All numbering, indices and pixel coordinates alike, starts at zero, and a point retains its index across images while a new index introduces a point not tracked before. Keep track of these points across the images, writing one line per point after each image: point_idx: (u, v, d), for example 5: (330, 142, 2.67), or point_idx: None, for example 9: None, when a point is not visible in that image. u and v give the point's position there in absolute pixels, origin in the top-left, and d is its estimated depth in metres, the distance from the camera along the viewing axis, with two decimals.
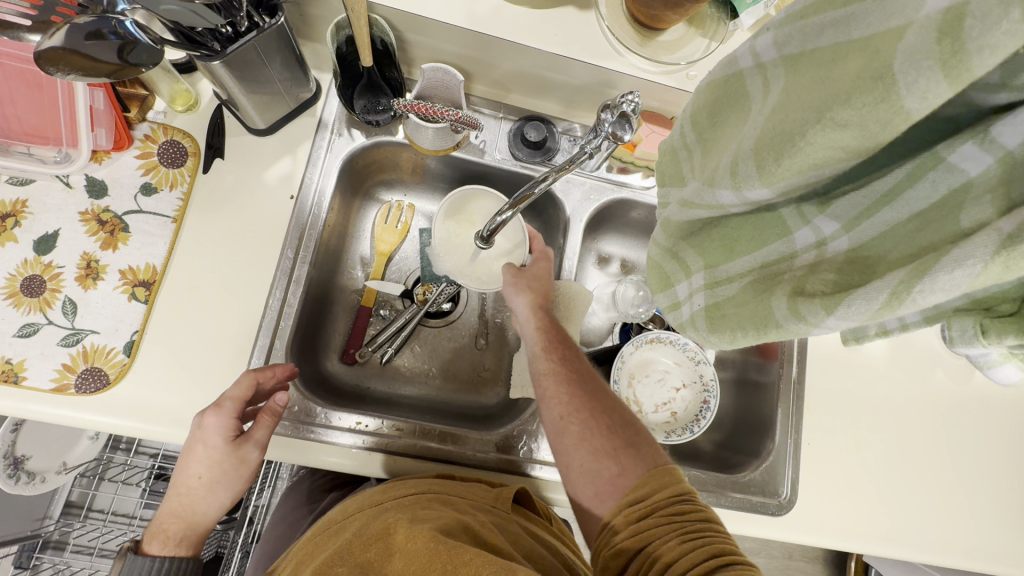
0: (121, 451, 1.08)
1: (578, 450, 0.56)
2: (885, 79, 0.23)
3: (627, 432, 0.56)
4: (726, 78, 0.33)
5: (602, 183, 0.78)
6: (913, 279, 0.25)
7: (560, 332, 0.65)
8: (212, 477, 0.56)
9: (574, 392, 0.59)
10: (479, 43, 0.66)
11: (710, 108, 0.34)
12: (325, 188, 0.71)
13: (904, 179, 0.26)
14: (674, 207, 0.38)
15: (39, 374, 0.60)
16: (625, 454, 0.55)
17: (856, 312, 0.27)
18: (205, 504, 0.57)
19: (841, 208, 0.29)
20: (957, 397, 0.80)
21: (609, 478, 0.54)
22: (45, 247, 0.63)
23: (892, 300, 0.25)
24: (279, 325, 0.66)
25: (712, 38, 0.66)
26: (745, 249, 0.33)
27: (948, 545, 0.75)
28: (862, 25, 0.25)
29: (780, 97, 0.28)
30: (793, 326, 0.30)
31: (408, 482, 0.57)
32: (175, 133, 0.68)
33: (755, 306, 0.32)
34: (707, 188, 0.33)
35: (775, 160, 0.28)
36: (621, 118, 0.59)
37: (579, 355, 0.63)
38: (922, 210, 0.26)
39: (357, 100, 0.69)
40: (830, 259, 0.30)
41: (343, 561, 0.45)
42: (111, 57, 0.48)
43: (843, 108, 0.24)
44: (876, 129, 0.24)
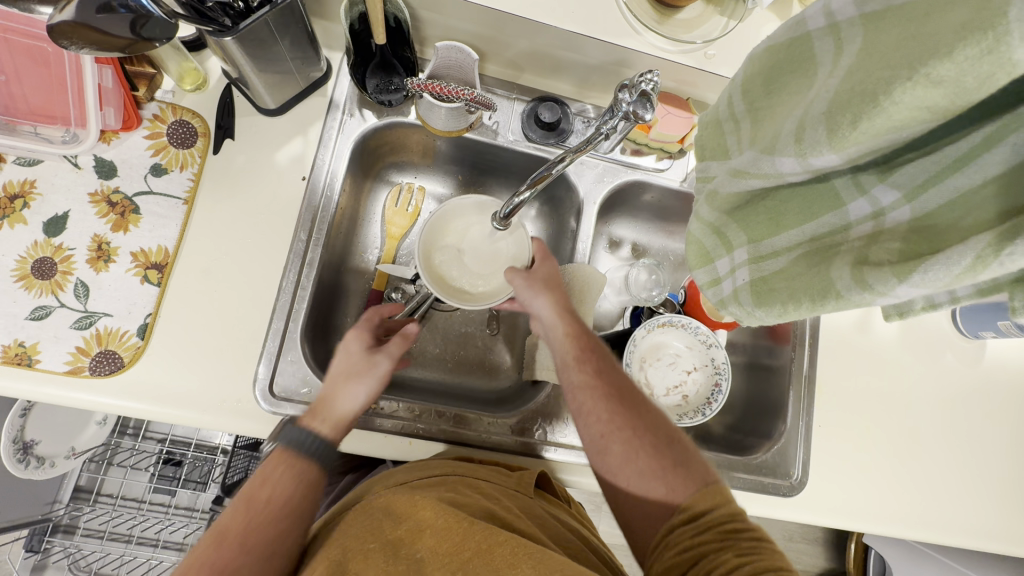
0: (129, 436, 1.08)
1: (625, 473, 0.55)
2: (997, 28, 0.21)
3: (672, 449, 0.55)
4: (790, 43, 0.32)
5: (615, 164, 0.77)
6: (1003, 242, 0.24)
7: (590, 338, 0.64)
8: (349, 374, 0.59)
9: (612, 407, 0.58)
10: (497, 20, 0.65)
11: (767, 76, 0.33)
12: (337, 170, 0.70)
13: (980, 143, 0.25)
14: (723, 178, 0.37)
15: (53, 357, 0.59)
16: (675, 475, 0.53)
17: (933, 277, 0.26)
18: (346, 396, 0.57)
19: (904, 176, 0.28)
20: (967, 380, 0.81)
21: (660, 499, 0.53)
22: (55, 229, 0.62)
23: (977, 263, 0.24)
24: (294, 307, 0.65)
25: (730, 16, 0.65)
26: (793, 223, 0.33)
27: (954, 525, 0.76)
28: None
29: (857, 58, 0.27)
30: (857, 296, 0.29)
31: (435, 462, 0.59)
32: (183, 113, 0.67)
33: (812, 277, 0.32)
34: (766, 155, 0.33)
35: (850, 125, 0.27)
36: (641, 97, 0.58)
37: (611, 365, 0.62)
38: (999, 174, 0.25)
39: (369, 79, 0.68)
40: (891, 230, 0.29)
41: (366, 542, 0.46)
42: (124, 30, 0.47)
43: (942, 62, 0.23)
44: (972, 85, 0.23)
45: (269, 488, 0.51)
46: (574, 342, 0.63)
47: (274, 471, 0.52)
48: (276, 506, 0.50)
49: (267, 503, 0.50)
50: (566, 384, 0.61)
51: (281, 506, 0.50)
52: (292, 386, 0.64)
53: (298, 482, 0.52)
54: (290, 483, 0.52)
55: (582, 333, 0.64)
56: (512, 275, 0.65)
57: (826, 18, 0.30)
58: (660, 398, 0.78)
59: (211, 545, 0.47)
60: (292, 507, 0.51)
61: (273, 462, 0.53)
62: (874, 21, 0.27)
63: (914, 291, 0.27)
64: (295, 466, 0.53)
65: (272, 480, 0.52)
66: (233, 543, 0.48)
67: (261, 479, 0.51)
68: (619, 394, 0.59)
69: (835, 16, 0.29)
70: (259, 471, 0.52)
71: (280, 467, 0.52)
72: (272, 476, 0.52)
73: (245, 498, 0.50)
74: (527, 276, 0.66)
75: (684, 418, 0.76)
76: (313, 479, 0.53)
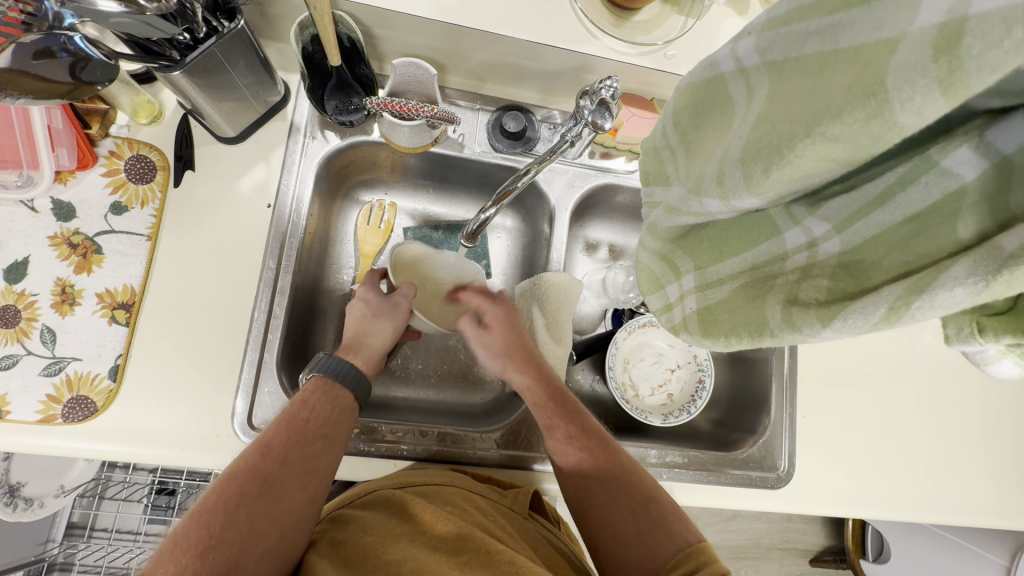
0: (120, 469, 1.02)
1: (605, 535, 0.59)
2: (877, 96, 0.22)
3: (652, 511, 0.59)
4: (707, 80, 0.32)
5: (586, 169, 0.77)
6: (912, 294, 0.23)
7: (564, 401, 0.66)
8: (372, 315, 0.66)
9: (587, 474, 0.61)
10: (450, 34, 0.64)
11: (692, 111, 0.33)
12: (303, 194, 0.69)
13: (896, 181, 0.25)
14: (661, 212, 0.37)
15: (23, 407, 0.58)
16: (651, 536, 0.57)
17: (852, 325, 0.26)
18: (374, 333, 0.66)
19: (832, 209, 0.28)
20: (947, 358, 0.81)
21: (640, 561, 0.57)
22: (16, 275, 0.61)
23: (891, 315, 0.24)
24: (268, 337, 0.64)
25: (688, 15, 0.65)
26: (734, 250, 0.33)
27: (942, 505, 0.76)
28: (849, 34, 0.23)
29: (765, 104, 0.27)
30: (788, 334, 0.29)
31: (427, 471, 0.62)
32: (141, 147, 0.66)
33: (748, 312, 0.32)
34: (693, 196, 0.32)
35: (763, 171, 0.27)
36: (601, 105, 0.57)
37: (589, 425, 0.65)
38: (917, 213, 0.25)
39: (328, 101, 0.67)
40: (822, 262, 0.29)
41: (376, 551, 0.51)
42: (64, 76, 0.47)
43: (834, 123, 0.23)
44: (867, 142, 0.23)
45: (309, 411, 0.57)
46: (551, 404, 0.65)
47: (313, 396, 0.58)
48: (315, 426, 0.56)
49: (306, 422, 0.56)
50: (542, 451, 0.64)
51: (319, 426, 0.56)
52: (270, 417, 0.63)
53: (334, 407, 0.58)
54: (327, 408, 0.58)
55: (559, 395, 0.66)
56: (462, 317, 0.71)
57: (734, 63, 0.29)
58: (646, 399, 0.78)
59: (256, 455, 0.53)
60: (328, 428, 0.57)
61: (310, 389, 0.58)
62: (777, 71, 0.27)
63: (840, 336, 0.27)
64: (332, 392, 0.59)
65: (310, 403, 0.57)
66: (276, 455, 0.53)
67: (300, 403, 0.57)
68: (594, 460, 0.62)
69: (741, 63, 0.29)
70: (300, 395, 0.58)
71: (320, 393, 0.58)
72: (311, 401, 0.57)
73: (285, 418, 0.56)
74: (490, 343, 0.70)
75: (669, 417, 0.75)
76: (346, 406, 0.59)
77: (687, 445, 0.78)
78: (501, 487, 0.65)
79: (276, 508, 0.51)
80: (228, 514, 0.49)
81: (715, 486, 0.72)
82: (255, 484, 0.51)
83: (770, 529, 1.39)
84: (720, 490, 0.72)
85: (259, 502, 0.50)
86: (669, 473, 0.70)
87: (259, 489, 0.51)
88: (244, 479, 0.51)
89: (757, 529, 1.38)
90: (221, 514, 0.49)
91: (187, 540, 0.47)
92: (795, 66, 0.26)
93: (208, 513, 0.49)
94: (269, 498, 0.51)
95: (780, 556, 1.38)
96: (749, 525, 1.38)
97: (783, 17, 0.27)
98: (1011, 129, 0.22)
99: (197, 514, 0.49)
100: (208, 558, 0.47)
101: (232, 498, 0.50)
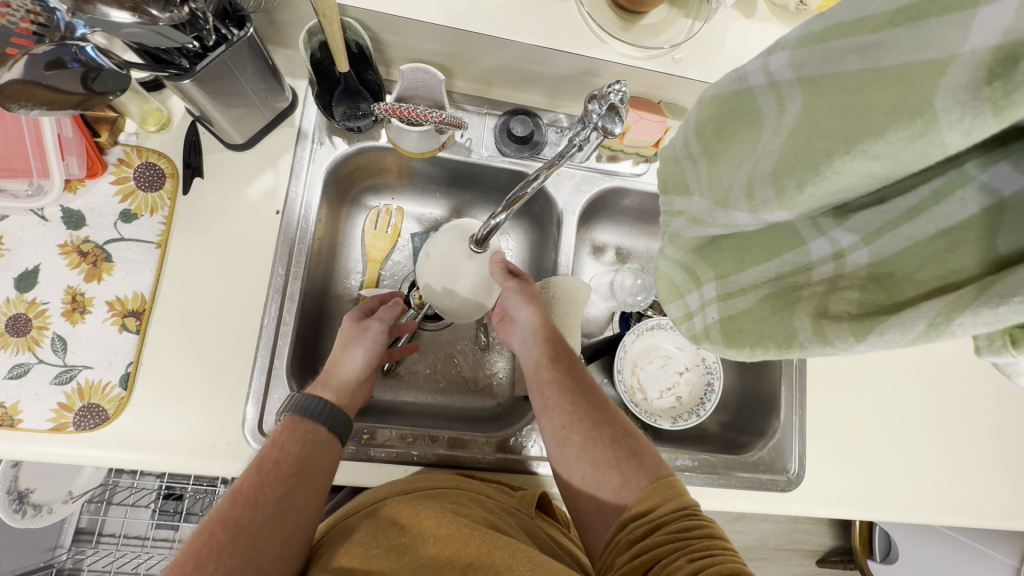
0: (127, 475, 1.02)
1: (580, 463, 0.58)
2: (924, 115, 0.22)
3: (629, 442, 0.59)
4: (734, 94, 0.32)
5: (592, 172, 0.77)
6: (952, 312, 0.23)
7: (563, 344, 0.67)
8: (344, 341, 0.66)
9: (575, 401, 0.62)
10: (458, 39, 0.64)
11: (717, 121, 0.33)
12: (310, 201, 0.69)
13: (930, 196, 0.25)
14: (684, 222, 0.37)
15: (35, 416, 0.58)
16: (627, 465, 0.57)
17: (890, 340, 0.26)
18: (344, 361, 0.65)
19: (861, 221, 0.28)
20: (955, 359, 0.81)
21: (612, 491, 0.56)
22: (27, 284, 0.61)
23: (930, 330, 0.24)
24: (277, 344, 0.65)
25: (695, 18, 0.65)
26: (756, 261, 0.33)
27: (952, 506, 0.76)
28: (891, 53, 0.24)
29: (799, 119, 0.27)
30: (818, 348, 0.29)
31: (436, 475, 0.62)
32: (150, 155, 0.66)
33: (775, 324, 0.32)
34: (720, 208, 0.32)
35: (797, 186, 0.27)
36: (611, 110, 0.57)
37: (578, 368, 0.66)
38: (949, 227, 0.25)
39: (336, 107, 0.67)
40: (850, 274, 0.29)
41: (374, 565, 0.50)
42: (76, 86, 0.46)
43: (876, 142, 0.23)
44: (910, 160, 0.23)
45: (280, 451, 0.56)
46: (546, 345, 0.67)
47: (282, 436, 0.57)
48: (285, 466, 0.55)
49: (275, 465, 0.55)
50: (535, 382, 0.64)
51: (290, 466, 0.55)
52: None
53: (304, 444, 0.57)
54: (296, 445, 0.56)
55: (556, 338, 0.68)
56: (494, 265, 0.69)
57: (764, 78, 0.30)
58: (654, 402, 0.78)
59: (226, 504, 0.51)
60: (301, 465, 0.55)
61: (284, 428, 0.58)
62: (813, 87, 0.27)
63: (874, 350, 0.27)
64: (301, 430, 0.58)
65: (281, 443, 0.56)
66: (247, 499, 0.51)
67: (272, 444, 0.56)
68: (583, 393, 0.63)
69: (773, 77, 0.29)
70: (270, 437, 0.57)
71: (288, 431, 0.57)
72: (281, 440, 0.57)
73: (256, 463, 0.54)
74: (519, 286, 0.69)
75: (679, 420, 0.75)
76: (321, 439, 0.58)
77: (697, 449, 0.78)
78: (509, 489, 0.65)
79: (252, 550, 0.49)
80: (198, 565, 0.46)
81: (727, 491, 0.71)
82: (227, 530, 0.49)
83: (777, 530, 1.38)
84: (732, 495, 0.72)
85: (232, 548, 0.48)
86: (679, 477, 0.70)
87: (230, 535, 0.49)
88: (215, 528, 0.49)
89: (764, 530, 1.38)
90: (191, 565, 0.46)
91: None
92: (832, 83, 0.26)
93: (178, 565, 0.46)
94: (240, 543, 0.49)
95: (787, 557, 1.38)
96: (756, 526, 1.37)
97: (819, 32, 0.27)
98: None
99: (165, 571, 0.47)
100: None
101: (202, 550, 0.47)
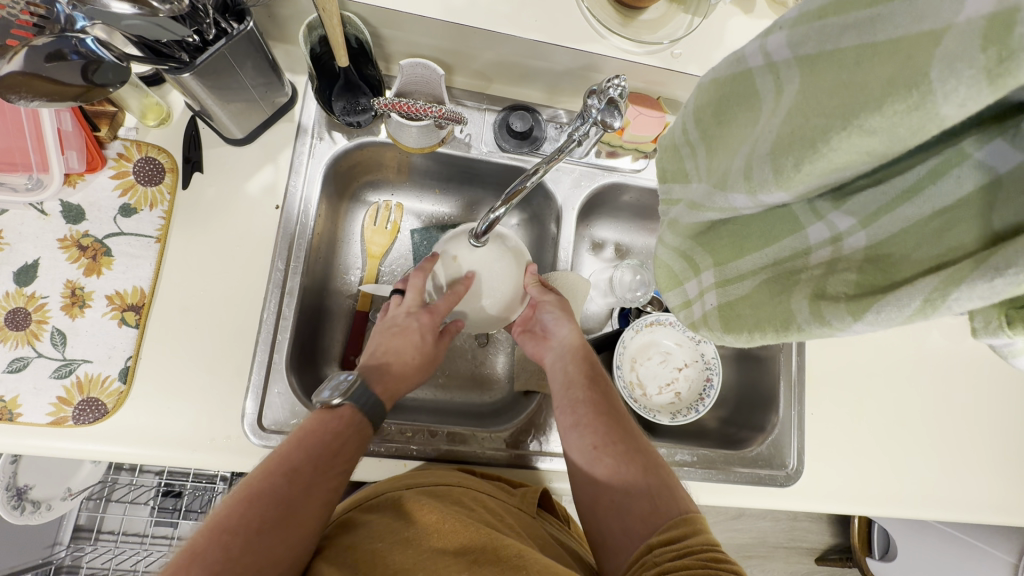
0: (126, 472, 1.02)
1: (610, 483, 0.60)
2: (920, 87, 0.22)
3: (659, 472, 0.60)
4: (732, 77, 0.32)
5: (591, 168, 0.77)
6: (948, 286, 0.23)
7: (597, 369, 0.69)
8: (419, 362, 0.66)
9: (608, 424, 0.63)
10: (458, 34, 0.65)
11: (715, 106, 0.33)
12: (310, 196, 0.69)
13: (926, 175, 0.26)
14: (683, 208, 0.37)
15: (34, 409, 0.58)
16: (657, 493, 0.58)
17: (885, 318, 0.26)
18: (408, 379, 0.66)
19: (857, 204, 0.28)
20: (954, 356, 0.81)
21: (641, 517, 0.56)
22: (26, 278, 0.62)
23: (926, 306, 0.24)
24: (277, 339, 0.64)
25: (695, 13, 0.65)
26: (755, 248, 0.33)
27: (950, 502, 0.76)
28: (887, 27, 0.23)
29: (796, 99, 0.27)
30: (815, 329, 0.29)
31: (437, 471, 0.62)
32: (149, 150, 0.66)
33: (772, 307, 0.32)
34: (719, 191, 0.32)
35: (794, 165, 0.27)
36: (610, 104, 0.58)
37: (611, 394, 0.67)
38: (947, 207, 0.25)
39: (335, 102, 0.68)
40: (847, 257, 0.29)
41: (377, 558, 0.49)
42: (76, 78, 0.46)
43: (873, 115, 0.23)
44: (906, 135, 0.23)
45: (339, 442, 0.56)
46: (582, 368, 0.68)
47: (334, 420, 0.57)
48: (330, 447, 0.55)
49: (324, 446, 0.55)
50: (568, 401, 0.66)
51: (335, 447, 0.55)
52: (280, 417, 0.63)
53: (356, 434, 0.58)
54: (353, 440, 0.58)
55: (591, 362, 0.70)
56: (529, 277, 0.72)
57: (762, 58, 0.29)
58: (653, 397, 0.78)
59: (271, 469, 0.52)
60: (351, 462, 0.56)
61: (340, 418, 0.57)
62: (810, 66, 0.26)
63: (871, 330, 0.27)
64: (358, 425, 0.58)
65: (328, 425, 0.56)
66: (290, 469, 0.52)
67: (331, 431, 0.56)
68: (616, 417, 0.64)
69: (771, 57, 0.29)
70: (331, 418, 0.57)
71: (343, 420, 0.57)
72: (342, 432, 0.57)
73: (304, 435, 0.55)
74: (556, 303, 0.72)
75: (678, 416, 0.75)
76: (367, 438, 0.59)
77: (696, 444, 0.78)
78: (511, 487, 0.65)
79: (295, 532, 0.50)
80: (234, 528, 0.47)
81: (723, 485, 0.71)
82: (268, 496, 0.50)
83: (775, 527, 1.39)
84: (729, 489, 0.72)
85: (268, 517, 0.49)
86: (678, 471, 0.70)
87: (280, 513, 0.50)
88: (267, 505, 0.49)
89: (762, 528, 1.38)
90: (242, 537, 0.47)
91: (204, 558, 0.45)
92: (829, 61, 0.26)
93: (228, 531, 0.47)
94: (277, 512, 0.49)
95: (785, 555, 1.38)
96: (754, 524, 1.37)
97: (816, 11, 0.27)
98: None
99: (214, 529, 0.47)
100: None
101: (254, 523, 0.48)
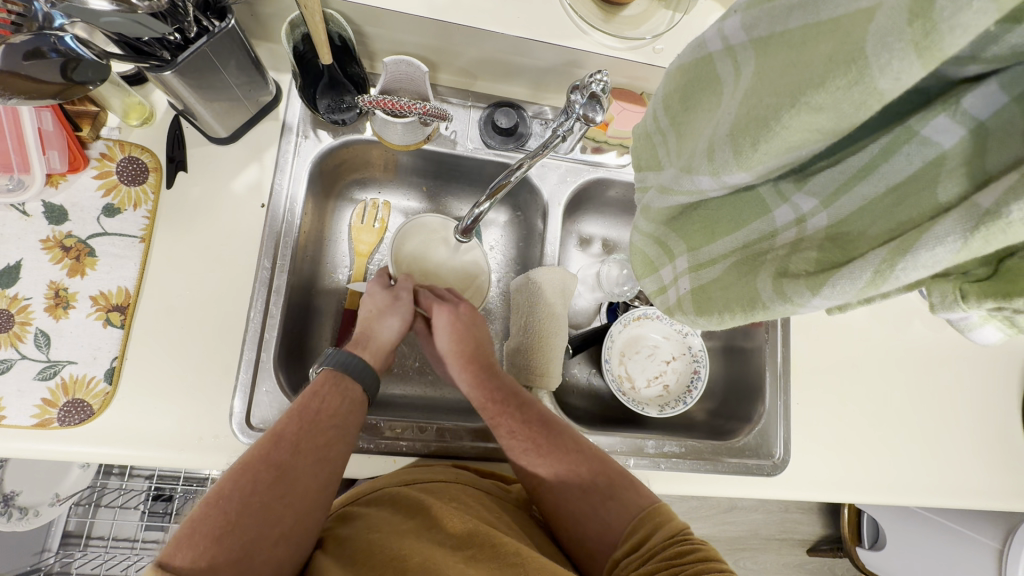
0: (116, 476, 1.00)
1: (560, 513, 0.61)
2: (858, 62, 0.22)
3: (599, 485, 0.60)
4: (696, 61, 0.32)
5: (578, 164, 0.78)
6: (896, 257, 0.24)
7: (507, 392, 0.66)
8: (379, 310, 0.68)
9: (533, 460, 0.61)
10: (440, 31, 0.65)
11: (682, 92, 0.34)
12: (296, 194, 0.69)
13: (879, 153, 0.26)
14: (654, 194, 0.38)
15: (18, 412, 0.58)
16: (607, 506, 0.59)
17: (840, 292, 0.26)
18: (381, 327, 0.68)
19: (818, 184, 0.29)
20: (936, 345, 0.83)
21: (599, 534, 0.58)
22: (9, 279, 0.61)
23: (877, 278, 0.25)
24: (264, 336, 0.64)
25: (675, 9, 0.66)
26: (725, 230, 0.34)
27: (935, 488, 0.78)
28: (830, 6, 0.24)
29: (752, 80, 0.28)
30: (780, 306, 0.30)
31: (434, 468, 0.62)
32: (133, 149, 0.66)
33: (740, 288, 0.33)
34: (685, 175, 0.33)
35: (751, 146, 0.28)
36: (591, 99, 0.58)
37: (530, 414, 0.64)
38: (898, 184, 0.26)
39: (320, 99, 0.67)
40: (811, 237, 0.30)
41: (375, 551, 0.50)
42: (54, 76, 0.47)
43: (818, 92, 0.24)
44: (851, 112, 0.23)
45: (320, 401, 0.58)
46: (498, 394, 0.66)
47: (323, 387, 0.60)
48: (324, 417, 0.57)
49: (317, 414, 0.57)
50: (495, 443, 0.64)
51: (328, 419, 0.58)
52: (268, 416, 0.63)
53: (344, 398, 0.60)
54: (352, 405, 0.60)
55: (500, 382, 0.68)
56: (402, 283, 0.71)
57: (720, 42, 0.30)
58: (641, 390, 0.79)
59: (270, 443, 0.54)
60: (338, 417, 0.58)
61: (321, 380, 0.61)
62: (763, 49, 0.27)
63: (829, 305, 0.28)
64: (341, 384, 0.61)
65: (322, 395, 0.59)
66: (289, 443, 0.54)
67: (325, 401, 0.59)
68: (537, 444, 0.62)
69: (728, 41, 0.30)
70: (311, 388, 0.60)
71: (329, 384, 0.60)
72: (322, 393, 0.59)
73: (296, 408, 0.57)
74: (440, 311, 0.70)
75: (665, 408, 0.76)
76: (357, 397, 0.61)
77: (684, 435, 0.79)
78: (505, 484, 0.66)
79: (297, 494, 0.53)
80: (235, 494, 0.50)
81: (714, 475, 0.72)
82: (270, 471, 0.52)
83: (768, 520, 1.40)
84: (719, 478, 0.72)
85: (274, 487, 0.52)
86: (665, 462, 0.71)
87: (283, 483, 0.52)
88: (258, 467, 0.52)
89: (755, 521, 1.39)
90: (252, 501, 0.50)
91: (202, 526, 0.48)
92: (780, 42, 0.26)
93: (222, 500, 0.50)
94: (277, 484, 0.52)
95: (779, 547, 1.40)
96: (747, 517, 1.39)
97: None
98: (985, 96, 0.23)
99: (218, 502, 0.49)
100: (224, 542, 0.47)
101: (257, 491, 0.51)
